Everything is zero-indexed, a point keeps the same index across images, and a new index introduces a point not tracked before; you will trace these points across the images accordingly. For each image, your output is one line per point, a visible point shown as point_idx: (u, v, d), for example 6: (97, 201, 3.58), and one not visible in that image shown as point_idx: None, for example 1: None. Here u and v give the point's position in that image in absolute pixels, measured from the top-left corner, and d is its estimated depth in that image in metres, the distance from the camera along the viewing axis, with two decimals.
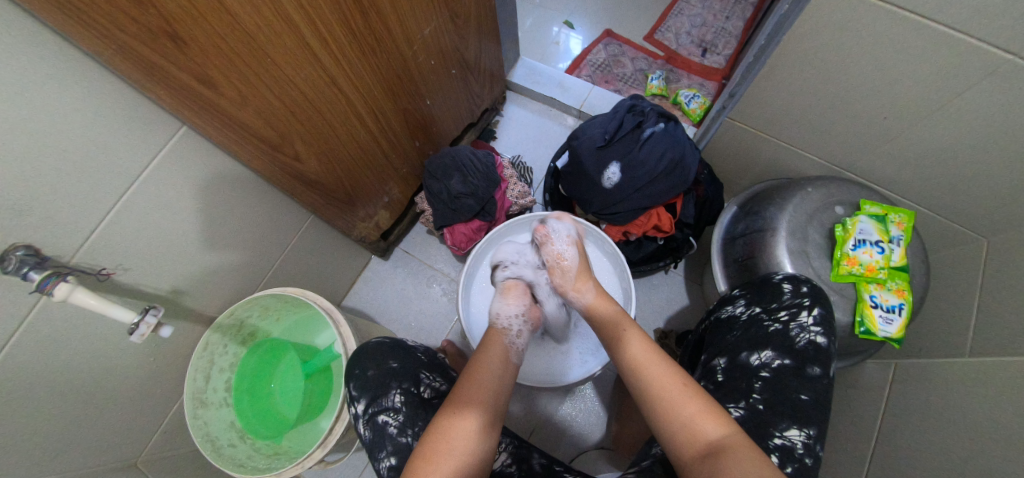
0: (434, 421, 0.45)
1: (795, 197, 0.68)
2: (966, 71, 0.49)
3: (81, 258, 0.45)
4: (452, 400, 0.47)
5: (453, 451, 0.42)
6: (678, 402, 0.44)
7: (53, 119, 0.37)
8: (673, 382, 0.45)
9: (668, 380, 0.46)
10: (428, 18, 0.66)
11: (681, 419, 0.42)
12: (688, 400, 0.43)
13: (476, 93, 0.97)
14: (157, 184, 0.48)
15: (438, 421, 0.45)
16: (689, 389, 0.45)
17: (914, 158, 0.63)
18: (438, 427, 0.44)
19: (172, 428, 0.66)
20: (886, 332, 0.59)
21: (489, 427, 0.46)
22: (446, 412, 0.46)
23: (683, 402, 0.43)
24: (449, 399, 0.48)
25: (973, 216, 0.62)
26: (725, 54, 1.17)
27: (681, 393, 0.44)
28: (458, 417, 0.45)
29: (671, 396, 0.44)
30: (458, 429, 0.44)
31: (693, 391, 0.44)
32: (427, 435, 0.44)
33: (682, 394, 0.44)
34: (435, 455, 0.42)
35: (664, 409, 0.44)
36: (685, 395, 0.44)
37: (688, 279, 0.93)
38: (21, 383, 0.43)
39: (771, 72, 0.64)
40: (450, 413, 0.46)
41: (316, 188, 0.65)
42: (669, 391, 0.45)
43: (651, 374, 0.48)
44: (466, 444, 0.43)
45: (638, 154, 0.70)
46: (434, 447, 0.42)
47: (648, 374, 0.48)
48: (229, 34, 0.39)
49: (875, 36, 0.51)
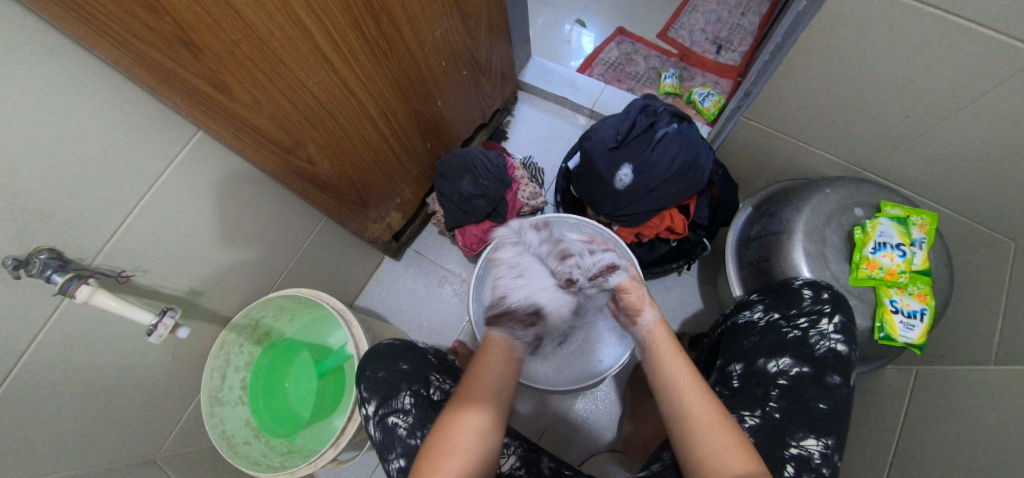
0: (440, 419, 0.46)
1: (813, 198, 0.66)
2: (993, 68, 0.48)
3: (102, 260, 0.46)
4: (459, 400, 0.47)
5: (460, 456, 0.42)
6: (710, 429, 0.42)
7: (75, 125, 0.37)
8: (709, 410, 0.44)
9: (705, 407, 0.44)
10: (439, 20, 0.66)
11: (711, 445, 0.41)
12: (721, 431, 0.42)
13: (487, 93, 0.97)
14: (174, 187, 0.49)
15: (447, 417, 0.46)
16: (722, 421, 0.43)
17: (938, 158, 0.61)
18: (446, 424, 0.45)
19: (189, 425, 0.67)
20: (907, 338, 0.58)
21: (499, 428, 0.47)
22: (453, 408, 0.46)
23: (713, 430, 0.42)
24: (456, 396, 0.48)
25: (999, 219, 0.60)
26: (740, 51, 1.15)
27: (714, 422, 0.43)
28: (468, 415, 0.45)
29: (706, 421, 0.43)
30: (463, 428, 0.44)
31: (728, 424, 0.43)
32: (436, 433, 0.45)
33: (717, 422, 0.43)
34: (443, 453, 0.43)
35: (696, 433, 0.43)
36: (717, 426, 0.43)
37: (701, 280, 0.92)
38: (46, 382, 0.44)
39: (790, 69, 0.62)
40: (454, 411, 0.46)
41: (328, 191, 0.65)
42: (705, 418, 0.43)
43: (688, 398, 0.45)
44: (469, 447, 0.43)
45: (650, 155, 0.69)
46: (444, 445, 0.43)
47: (685, 397, 0.46)
48: (241, 41, 0.39)
49: (900, 33, 0.49)
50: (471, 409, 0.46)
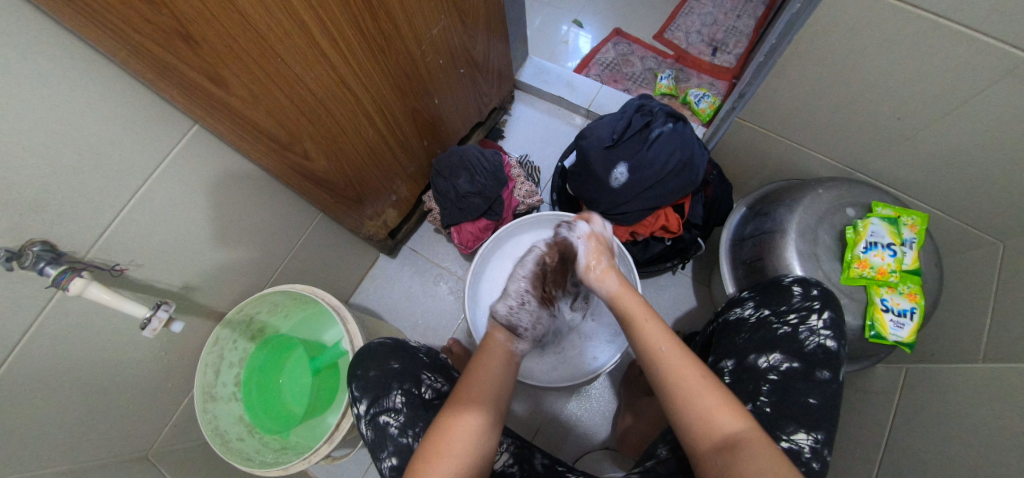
0: (439, 419, 0.45)
1: (805, 198, 0.67)
2: (982, 71, 0.48)
3: (95, 253, 0.45)
4: (451, 405, 0.47)
5: (460, 455, 0.42)
6: (694, 394, 0.42)
7: (70, 117, 0.37)
8: (692, 371, 0.43)
9: (685, 371, 0.44)
10: (437, 18, 0.66)
11: (698, 408, 0.41)
12: (707, 392, 0.42)
13: (484, 92, 0.97)
14: (170, 180, 0.49)
15: (445, 418, 0.45)
16: (706, 380, 0.43)
17: (928, 159, 0.62)
18: (444, 425, 0.44)
19: (182, 421, 0.67)
20: (897, 336, 0.59)
21: (496, 427, 0.47)
22: (453, 408, 0.46)
23: (698, 391, 0.42)
24: (453, 398, 0.48)
25: (987, 220, 0.61)
26: (735, 53, 1.16)
27: (698, 383, 0.43)
28: (462, 418, 0.45)
29: (688, 386, 0.43)
30: (463, 428, 0.44)
31: (713, 383, 0.43)
32: (435, 434, 0.44)
33: (702, 384, 0.42)
34: (440, 453, 0.42)
35: (679, 400, 0.42)
36: (703, 384, 0.42)
37: (695, 280, 0.92)
38: (37, 375, 0.44)
39: (783, 70, 0.63)
40: (455, 412, 0.46)
41: (324, 187, 0.65)
42: (687, 385, 0.43)
43: (669, 363, 0.45)
44: (468, 447, 0.43)
45: (645, 154, 0.69)
46: (441, 446, 0.43)
47: (665, 359, 0.45)
48: (239, 35, 0.39)
49: (890, 35, 0.50)
50: (469, 409, 0.46)
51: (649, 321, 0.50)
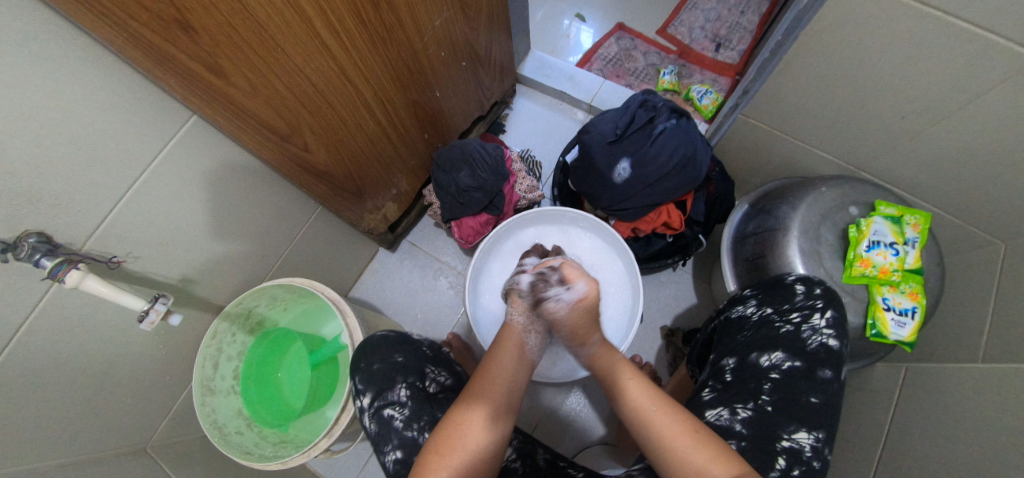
0: (449, 414, 0.46)
1: (809, 197, 0.67)
2: (992, 70, 0.48)
3: (92, 245, 0.45)
4: (462, 401, 0.47)
5: (461, 454, 0.42)
6: (687, 446, 0.41)
7: (65, 107, 0.37)
8: (681, 427, 0.43)
9: (679, 426, 0.43)
10: (439, 9, 0.65)
11: (690, 463, 0.40)
12: (699, 444, 0.41)
13: (485, 86, 0.96)
14: (167, 172, 0.48)
15: (457, 412, 0.46)
16: (698, 433, 0.42)
17: (931, 159, 0.61)
18: (454, 418, 0.45)
19: (181, 414, 0.66)
20: (898, 336, 0.59)
21: (502, 437, 0.45)
22: (465, 403, 0.47)
23: (689, 446, 0.41)
24: (464, 394, 0.48)
25: (989, 220, 0.61)
26: (739, 49, 1.15)
27: (689, 438, 0.42)
28: (472, 413, 0.45)
29: (676, 442, 0.42)
30: (473, 422, 0.44)
31: (702, 437, 0.42)
32: (438, 434, 0.44)
33: (691, 437, 0.42)
34: (451, 446, 0.42)
35: (672, 456, 0.41)
36: (694, 438, 0.42)
37: (696, 277, 0.92)
38: (33, 368, 0.43)
39: (789, 67, 0.62)
40: (462, 408, 0.46)
41: (324, 180, 0.64)
42: (676, 438, 0.42)
43: (659, 421, 0.45)
44: (480, 442, 0.43)
45: (648, 150, 0.68)
46: (447, 441, 0.43)
47: (655, 420, 0.45)
48: (239, 24, 0.38)
49: (898, 33, 0.49)
50: (482, 406, 0.46)
51: (634, 380, 0.51)
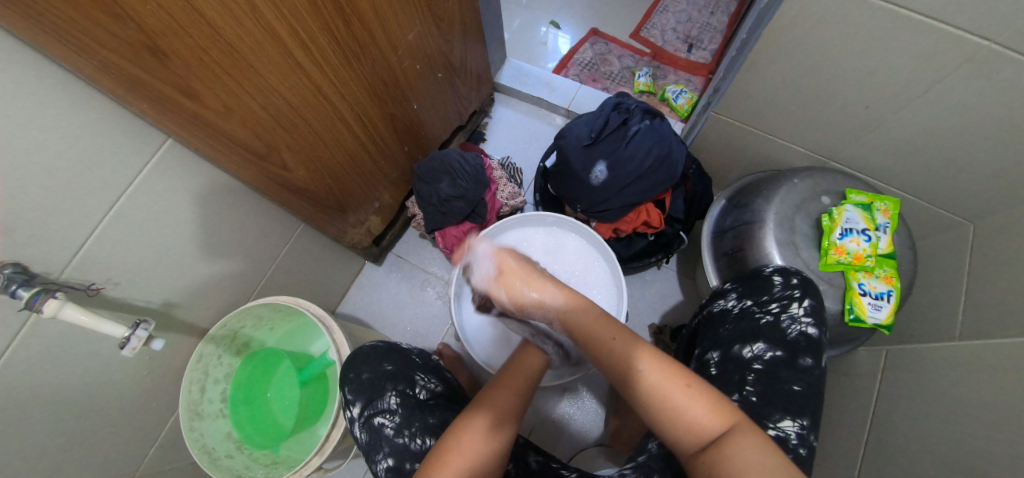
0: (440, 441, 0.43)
1: (782, 188, 0.68)
2: (946, 58, 0.50)
3: (69, 274, 0.45)
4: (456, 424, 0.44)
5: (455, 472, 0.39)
6: (681, 401, 0.38)
7: (35, 137, 0.37)
8: (671, 382, 0.39)
9: (670, 379, 0.39)
10: (411, 24, 0.66)
11: (685, 419, 0.37)
12: (691, 399, 0.38)
13: (463, 96, 0.97)
14: (143, 197, 0.49)
15: (462, 420, 0.44)
16: (688, 387, 0.39)
17: (896, 146, 0.63)
18: (462, 423, 0.43)
19: (168, 441, 0.66)
20: (875, 319, 0.60)
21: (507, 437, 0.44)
22: (472, 411, 0.45)
23: (681, 402, 0.38)
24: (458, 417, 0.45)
25: (955, 202, 0.63)
26: (710, 49, 1.18)
27: (682, 392, 0.38)
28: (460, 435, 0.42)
29: (667, 401, 0.38)
30: (478, 427, 0.43)
31: (695, 388, 0.39)
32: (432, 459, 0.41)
33: (682, 393, 0.38)
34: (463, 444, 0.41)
35: (667, 413, 0.38)
36: (688, 392, 0.38)
37: (681, 273, 0.93)
38: (12, 402, 0.43)
39: (754, 64, 0.64)
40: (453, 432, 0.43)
41: (305, 197, 0.65)
42: (668, 395, 0.38)
43: (647, 382, 0.40)
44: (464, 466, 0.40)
45: (624, 151, 0.70)
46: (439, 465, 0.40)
47: (644, 380, 0.40)
48: (209, 46, 0.39)
49: (855, 25, 0.51)
50: (489, 414, 0.44)
51: (617, 338, 0.44)
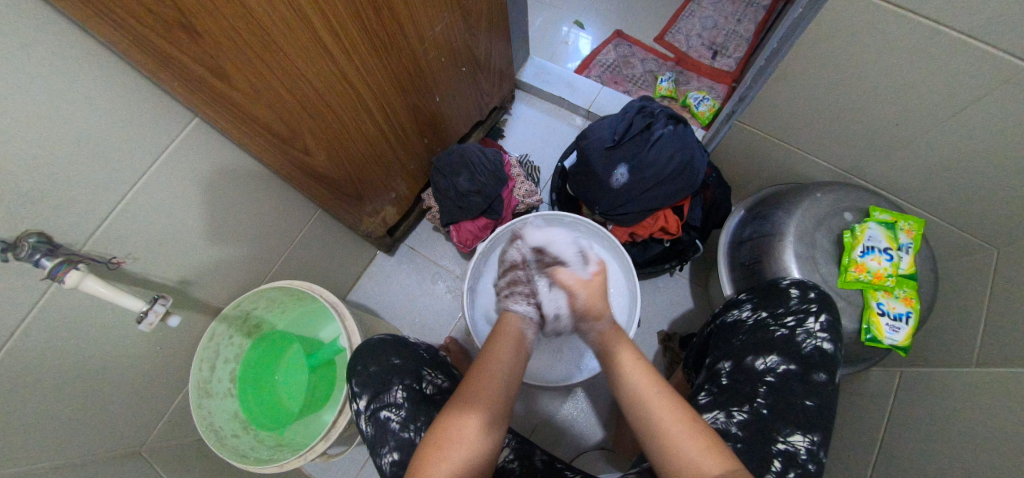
0: (440, 418, 0.44)
1: (804, 202, 0.67)
2: (984, 79, 0.49)
3: (92, 245, 0.45)
4: (457, 401, 0.45)
5: (455, 457, 0.41)
6: (681, 436, 0.41)
7: (70, 108, 0.37)
8: (676, 417, 0.43)
9: (675, 414, 0.43)
10: (439, 16, 0.66)
11: (683, 453, 0.40)
12: (690, 434, 0.41)
13: (485, 91, 0.97)
14: (169, 173, 0.49)
15: (445, 417, 0.44)
16: (692, 425, 0.42)
17: (925, 166, 0.62)
18: (446, 419, 0.44)
19: (177, 416, 0.66)
20: (892, 340, 0.59)
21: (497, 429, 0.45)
22: (457, 406, 0.45)
23: (682, 436, 0.41)
24: (456, 396, 0.46)
25: (981, 226, 0.62)
26: (736, 57, 1.17)
27: (685, 429, 0.42)
28: (466, 418, 0.44)
29: (671, 432, 0.42)
30: (465, 425, 0.43)
31: (700, 429, 0.42)
32: (435, 432, 0.43)
33: (684, 428, 0.42)
34: (444, 444, 0.42)
35: (668, 443, 0.41)
36: (691, 431, 0.42)
37: (693, 282, 0.93)
38: (31, 369, 0.43)
39: (784, 75, 0.63)
40: (457, 412, 0.44)
41: (325, 183, 0.65)
42: (672, 427, 0.42)
43: (652, 410, 0.44)
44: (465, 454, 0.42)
45: (646, 156, 0.69)
46: (440, 445, 0.42)
47: (653, 407, 0.44)
48: (242, 28, 0.39)
49: (891, 42, 0.51)
50: (472, 408, 0.45)
51: (635, 365, 0.50)
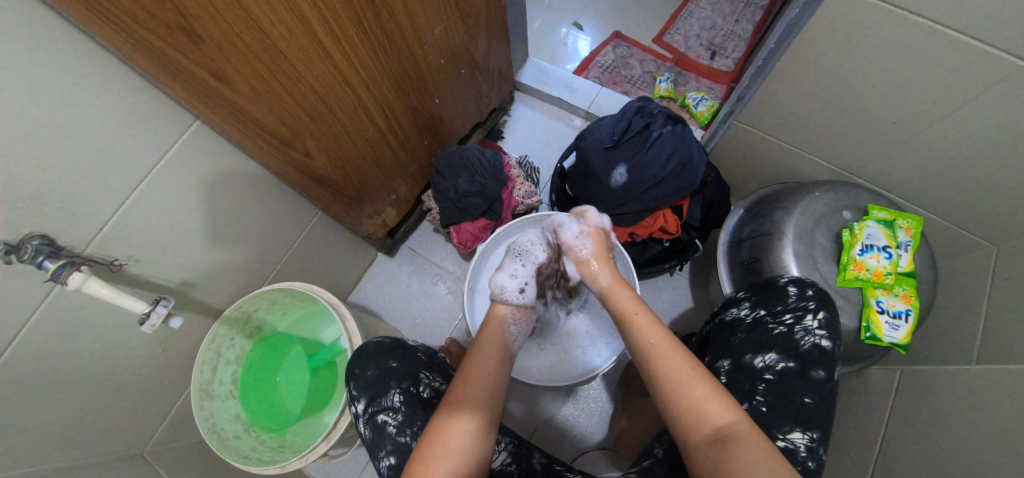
0: (432, 424, 0.45)
1: (803, 200, 0.68)
2: (980, 77, 0.49)
3: (94, 248, 0.45)
4: (447, 406, 0.46)
5: (450, 458, 0.42)
6: (686, 381, 0.43)
7: (72, 112, 0.37)
8: (681, 365, 0.45)
9: (677, 363, 0.45)
10: (438, 18, 0.66)
11: (687, 401, 0.42)
12: (694, 381, 0.43)
13: (484, 93, 0.97)
14: (171, 176, 0.49)
15: (438, 424, 0.44)
16: (694, 373, 0.44)
17: (923, 164, 0.62)
18: (438, 427, 0.44)
19: (179, 418, 0.66)
20: (892, 338, 0.59)
21: (490, 425, 0.46)
22: (449, 408, 0.46)
23: (688, 384, 0.43)
24: (445, 402, 0.47)
25: (980, 224, 0.62)
26: (734, 57, 1.17)
27: (687, 377, 0.44)
28: (456, 420, 0.44)
29: (676, 379, 0.44)
30: (457, 428, 0.44)
31: (701, 377, 0.43)
32: (428, 438, 0.43)
33: (688, 375, 0.44)
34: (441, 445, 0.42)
35: (672, 389, 0.43)
36: (693, 379, 0.43)
37: (693, 282, 0.93)
38: (34, 371, 0.44)
39: (781, 75, 0.63)
40: (446, 416, 0.45)
41: (325, 185, 0.65)
42: (675, 376, 0.44)
43: (660, 356, 0.46)
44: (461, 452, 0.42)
45: (645, 155, 0.70)
46: (434, 448, 0.42)
47: (658, 351, 0.47)
48: (242, 30, 0.39)
49: (886, 41, 0.51)
50: (461, 412, 0.45)
51: (638, 314, 0.53)
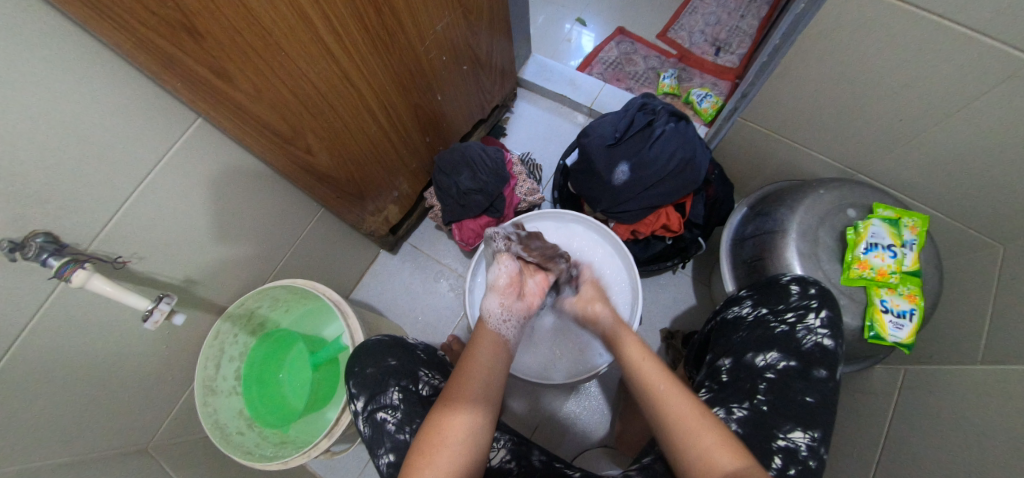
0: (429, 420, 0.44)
1: (806, 199, 0.67)
2: (988, 74, 0.48)
3: (97, 245, 0.45)
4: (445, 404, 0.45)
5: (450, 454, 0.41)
6: (694, 430, 0.41)
7: (74, 109, 0.37)
8: (687, 411, 0.43)
9: (688, 413, 0.43)
10: (441, 14, 0.66)
11: (696, 448, 0.40)
12: (702, 428, 0.41)
13: (486, 89, 0.97)
14: (173, 174, 0.49)
15: (434, 420, 0.44)
16: (703, 419, 0.42)
17: (931, 163, 0.62)
18: (433, 424, 0.43)
19: (183, 413, 0.67)
20: (896, 337, 0.59)
21: (490, 424, 0.45)
22: (442, 409, 0.45)
23: (696, 431, 0.41)
24: (442, 398, 0.46)
25: (987, 223, 0.61)
26: (738, 53, 1.16)
27: (696, 424, 0.42)
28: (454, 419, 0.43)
29: (684, 428, 0.42)
30: (454, 425, 0.43)
31: (709, 422, 0.42)
32: (424, 435, 0.43)
33: (696, 423, 0.42)
34: (438, 442, 0.42)
35: (681, 436, 0.41)
36: (700, 424, 0.41)
37: (696, 280, 0.93)
38: (39, 367, 0.44)
39: (786, 71, 0.63)
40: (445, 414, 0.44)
41: (327, 183, 0.65)
42: (685, 422, 0.42)
43: (666, 405, 0.44)
44: (458, 453, 0.41)
45: (648, 152, 0.69)
46: (432, 445, 0.42)
47: (664, 399, 0.45)
48: (242, 27, 0.39)
49: (893, 37, 0.50)
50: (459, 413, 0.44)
51: (647, 360, 0.50)
